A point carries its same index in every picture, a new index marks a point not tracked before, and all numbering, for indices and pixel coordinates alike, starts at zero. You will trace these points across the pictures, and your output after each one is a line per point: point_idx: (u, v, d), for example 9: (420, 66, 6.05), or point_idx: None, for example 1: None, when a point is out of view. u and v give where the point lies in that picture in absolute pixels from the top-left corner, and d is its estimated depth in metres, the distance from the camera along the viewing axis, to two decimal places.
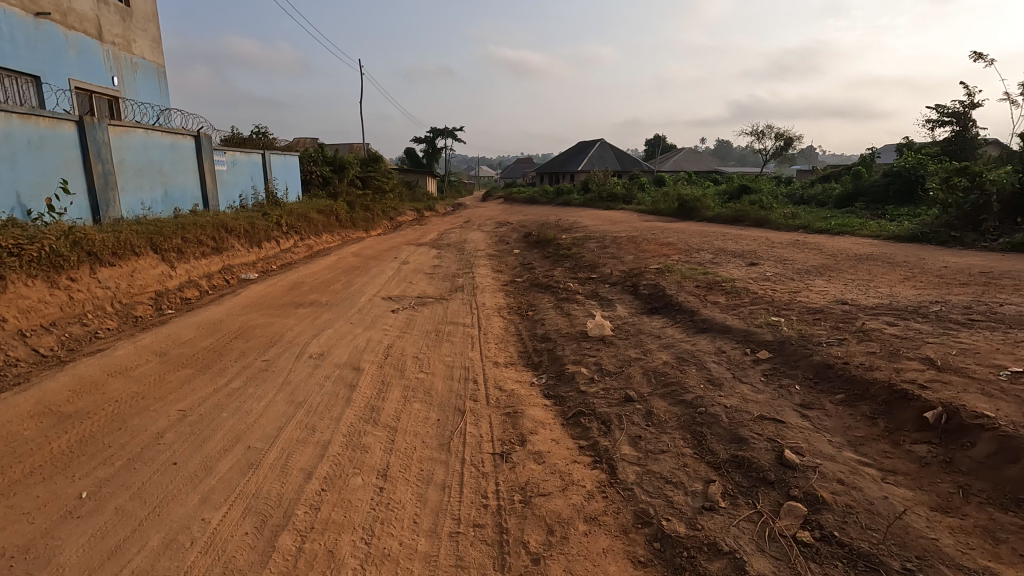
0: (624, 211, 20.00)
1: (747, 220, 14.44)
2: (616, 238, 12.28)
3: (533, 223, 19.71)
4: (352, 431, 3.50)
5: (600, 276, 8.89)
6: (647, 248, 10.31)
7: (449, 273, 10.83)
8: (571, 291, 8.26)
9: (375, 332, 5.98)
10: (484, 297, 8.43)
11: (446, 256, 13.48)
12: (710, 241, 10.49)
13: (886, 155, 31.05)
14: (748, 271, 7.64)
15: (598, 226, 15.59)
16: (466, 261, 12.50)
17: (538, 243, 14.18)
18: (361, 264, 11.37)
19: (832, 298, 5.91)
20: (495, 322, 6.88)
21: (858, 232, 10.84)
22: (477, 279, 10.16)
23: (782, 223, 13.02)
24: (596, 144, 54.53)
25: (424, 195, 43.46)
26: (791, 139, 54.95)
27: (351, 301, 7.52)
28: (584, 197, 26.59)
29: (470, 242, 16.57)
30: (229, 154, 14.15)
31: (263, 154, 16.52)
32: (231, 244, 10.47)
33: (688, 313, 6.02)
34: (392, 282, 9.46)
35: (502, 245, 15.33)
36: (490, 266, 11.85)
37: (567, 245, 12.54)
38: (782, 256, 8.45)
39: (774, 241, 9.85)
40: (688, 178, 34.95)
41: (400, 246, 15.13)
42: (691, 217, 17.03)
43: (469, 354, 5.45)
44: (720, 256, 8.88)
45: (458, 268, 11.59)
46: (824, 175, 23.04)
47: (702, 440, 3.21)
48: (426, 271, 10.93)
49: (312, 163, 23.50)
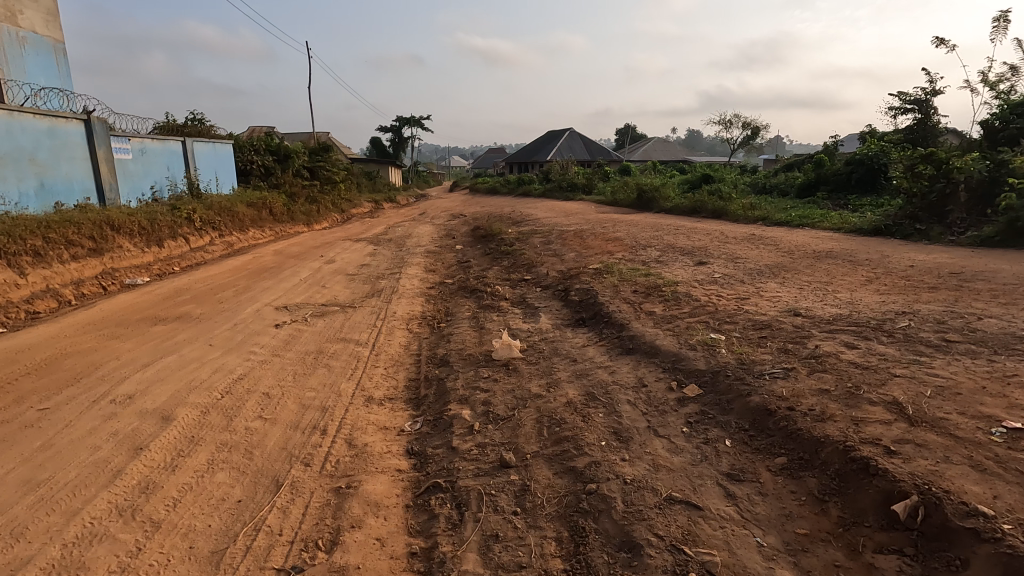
0: (583, 202, 19.08)
1: (705, 211, 13.61)
2: (563, 232, 11.29)
3: (486, 216, 18.58)
4: (81, 539, 2.40)
5: (533, 278, 7.89)
6: (591, 245, 9.33)
7: (373, 274, 9.68)
8: (498, 296, 7.23)
9: (232, 357, 4.84)
10: (399, 304, 7.33)
11: (380, 254, 12.28)
12: (661, 235, 9.58)
13: (850, 143, 30.77)
14: (694, 272, 6.70)
15: (550, 219, 14.59)
16: (400, 260, 11.36)
17: (482, 238, 13.10)
18: (276, 265, 10.16)
19: (783, 308, 5.00)
20: (396, 338, 5.80)
21: (818, 225, 10.06)
22: (402, 280, 9.06)
23: (740, 214, 12.21)
24: (564, 133, 53.60)
25: (384, 186, 41.85)
26: (757, 129, 54.90)
27: (230, 313, 6.34)
28: (544, 188, 25.53)
29: (415, 237, 15.40)
30: (137, 141, 12.65)
31: (183, 142, 15.00)
32: (118, 243, 9.13)
33: (616, 328, 5.05)
34: (300, 286, 8.28)
35: (447, 240, 14.22)
36: (424, 264, 10.73)
37: (510, 241, 11.50)
38: (734, 253, 7.56)
39: (729, 236, 8.98)
40: (653, 168, 34.20)
41: (335, 242, 13.91)
42: (649, 208, 16.19)
43: (340, 387, 4.36)
44: (667, 254, 7.94)
45: (387, 267, 10.44)
46: (788, 164, 22.42)
47: (580, 545, 2.23)
48: (348, 272, 9.75)
49: (253, 152, 21.93)
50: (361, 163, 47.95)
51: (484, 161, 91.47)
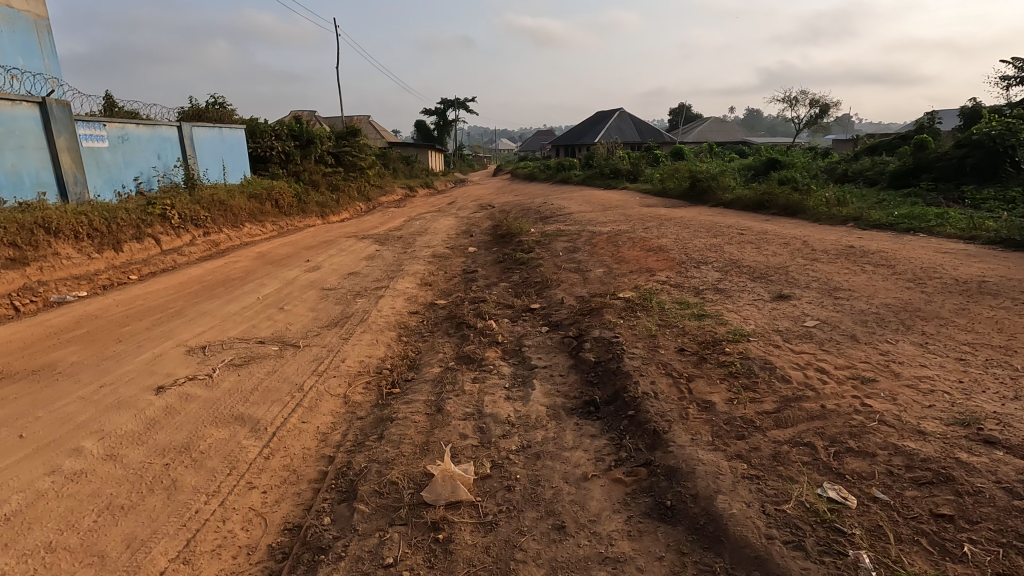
0: (626, 192, 16.78)
1: (774, 206, 11.10)
2: (595, 236, 9.13)
3: (514, 209, 16.49)
4: None
5: (544, 309, 5.85)
6: (625, 257, 7.15)
7: (354, 290, 7.85)
8: (487, 337, 5.24)
9: (27, 472, 3.09)
10: (356, 346, 5.46)
11: (379, 258, 10.48)
12: (720, 244, 7.29)
13: (948, 121, 26.61)
14: (771, 317, 4.50)
15: (584, 215, 12.36)
16: (397, 267, 9.51)
17: (501, 238, 11.08)
18: (248, 273, 8.55)
19: (951, 418, 2.79)
20: (316, 417, 3.90)
21: (938, 231, 7.50)
22: (384, 300, 7.23)
23: (823, 211, 9.64)
24: (613, 114, 50.57)
25: (421, 171, 40.25)
26: (827, 106, 50.09)
27: (111, 362, 4.61)
28: (584, 175, 23.10)
29: (428, 234, 13.53)
30: (116, 126, 11.37)
31: (179, 127, 13.69)
32: (54, 250, 7.69)
33: (646, 440, 2.97)
34: (248, 311, 6.54)
35: (464, 238, 12.35)
36: (422, 274, 8.82)
37: (530, 244, 9.43)
38: (830, 281, 5.25)
39: (816, 248, 6.61)
40: (709, 151, 31.04)
41: (337, 241, 12.27)
42: (703, 201, 13.76)
43: (146, 557, 2.51)
44: (731, 277, 5.69)
45: (375, 278, 8.60)
46: (872, 146, 19.14)
47: None
48: (323, 287, 7.98)
49: (273, 138, 20.66)
50: (399, 148, 46.45)
51: (530, 144, 88.78)
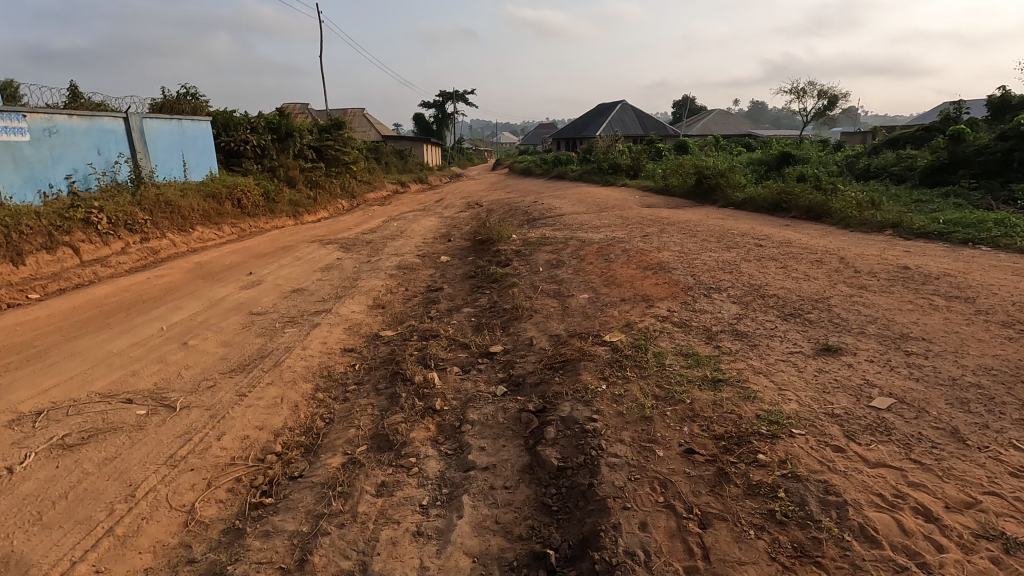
0: (626, 190, 15.35)
1: (793, 207, 9.66)
2: (584, 245, 7.73)
3: (501, 208, 15.05)
4: None
5: (506, 355, 4.46)
6: (617, 278, 5.75)
7: (287, 314, 6.44)
8: (423, 400, 3.85)
9: None
10: (250, 407, 4.08)
11: (337, 269, 9.09)
12: (735, 260, 5.86)
13: (973, 110, 24.97)
14: (818, 388, 3.09)
15: (575, 217, 10.95)
16: (353, 281, 8.12)
17: (479, 246, 9.67)
18: (168, 291, 7.18)
19: None
20: (124, 560, 2.54)
21: (1004, 243, 6.04)
22: (318, 331, 5.86)
23: (853, 215, 8.20)
24: (615, 106, 48.94)
25: (415, 166, 38.69)
26: (836, 96, 48.35)
27: None
28: (581, 170, 21.60)
29: (403, 238, 12.11)
30: (41, 117, 10.00)
31: (126, 118, 12.29)
32: None
33: None
34: (137, 350, 5.18)
35: (440, 244, 10.95)
36: (377, 292, 7.42)
37: (508, 255, 8.02)
38: (892, 323, 3.83)
39: (859, 268, 5.19)
40: (714, 145, 29.47)
41: (297, 247, 10.89)
42: (710, 200, 12.32)
43: None
44: (753, 313, 4.27)
45: (319, 298, 7.21)
46: (891, 138, 17.60)
47: None
48: (251, 309, 6.59)
49: (247, 131, 19.26)
50: (393, 142, 44.85)
51: (531, 137, 86.98)
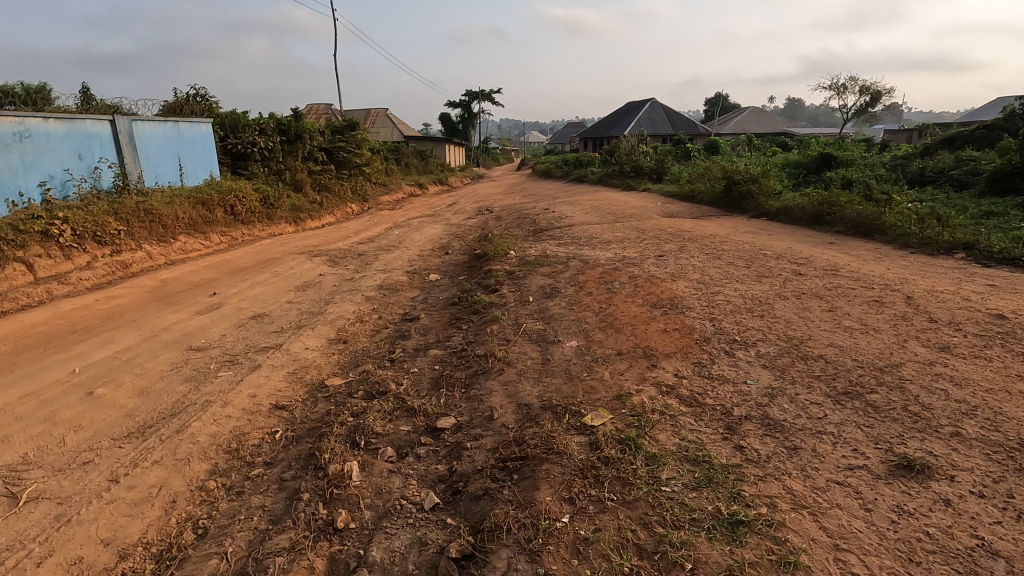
0: (648, 196, 14.10)
1: (837, 220, 8.31)
2: (586, 267, 6.59)
3: (510, 215, 13.97)
4: None
5: (457, 433, 3.39)
6: (616, 318, 4.61)
7: (229, 351, 5.50)
8: (327, 509, 2.82)
9: None
10: (112, 503, 3.11)
11: (313, 288, 8.14)
12: (768, 297, 4.65)
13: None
14: (900, 552, 1.93)
15: (586, 229, 9.80)
16: (323, 305, 7.15)
17: (473, 263, 8.62)
18: (109, 317, 6.33)
19: None
20: None
21: None
22: (255, 376, 4.90)
23: (913, 233, 6.84)
24: (644, 104, 47.31)
25: (435, 166, 37.86)
26: (879, 92, 45.69)
27: None
28: (602, 172, 20.34)
29: (398, 250, 11.14)
30: (11, 120, 9.38)
31: (112, 121, 11.66)
32: None
33: None
34: (28, 404, 4.30)
35: (436, 257, 9.94)
36: (345, 321, 6.43)
37: (499, 277, 6.93)
38: (1000, 418, 2.62)
39: (934, 316, 3.93)
40: (746, 145, 27.78)
41: (281, 260, 10.05)
42: (740, 209, 11.01)
43: None
44: (793, 388, 3.10)
45: (276, 328, 6.25)
46: (947, 137, 15.86)
47: None
48: (190, 344, 5.66)
49: (255, 132, 18.66)
50: (414, 142, 44.14)
51: (558, 137, 85.45)
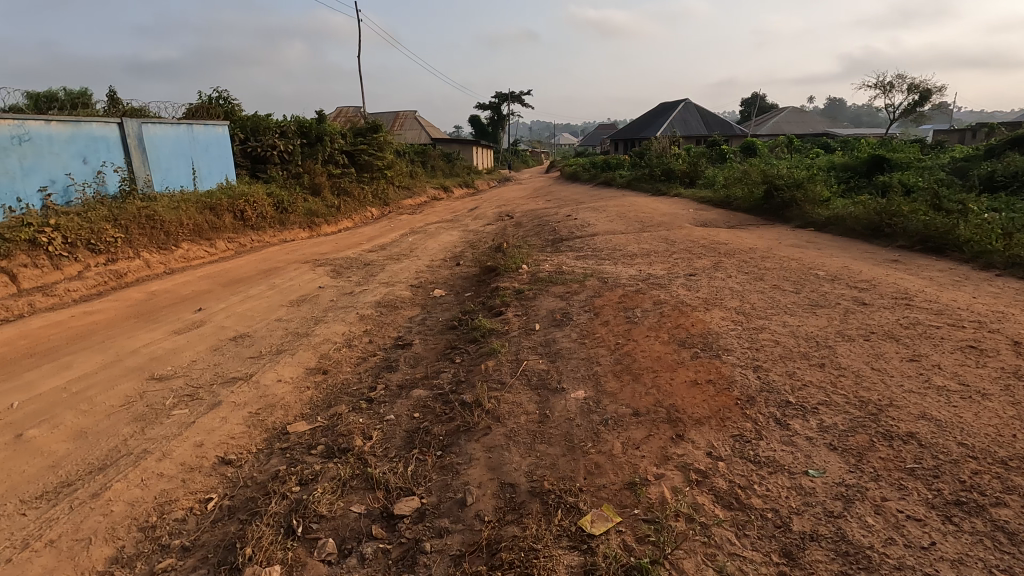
0: (679, 201, 13.11)
1: (898, 233, 7.23)
2: (605, 288, 5.73)
3: (531, 221, 13.16)
4: None
5: (418, 524, 2.59)
6: (634, 361, 3.75)
7: (192, 383, 4.83)
8: None
9: None
10: None
11: (308, 304, 7.47)
12: (827, 337, 3.71)
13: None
14: None
15: (610, 239, 8.91)
16: (312, 324, 6.48)
17: (482, 277, 7.83)
18: (77, 338, 5.77)
19: None
20: None
21: None
22: (210, 418, 4.21)
23: (997, 251, 5.75)
24: (677, 105, 45.88)
25: (462, 168, 37.32)
26: (930, 90, 43.21)
27: None
28: (631, 176, 19.31)
29: (408, 259, 10.45)
30: (10, 123, 9.05)
31: (121, 124, 11.32)
32: None
33: None
34: None
35: (446, 269, 9.20)
36: (330, 345, 5.72)
37: (507, 296, 6.13)
38: None
39: None
40: (786, 146, 26.33)
41: (283, 270, 9.47)
42: (782, 218, 9.95)
43: None
44: (877, 492, 2.20)
45: (252, 353, 5.57)
46: (1015, 137, 14.37)
47: None
48: (152, 372, 5.02)
49: (275, 135, 18.34)
50: (441, 144, 43.69)
51: (588, 139, 84.16)
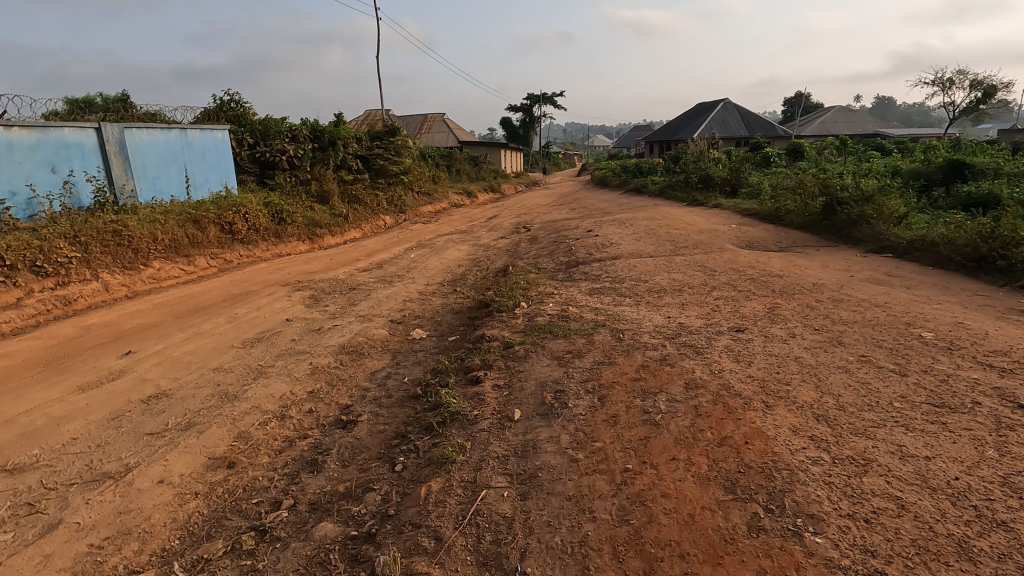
0: (719, 214, 11.43)
1: (1017, 269, 5.47)
2: (619, 348, 4.22)
3: (548, 235, 11.68)
4: None
5: None
6: (650, 522, 2.25)
7: (45, 483, 3.55)
8: None
9: None
10: None
11: (262, 346, 6.19)
12: (992, 498, 2.13)
13: None
14: None
15: (634, 266, 7.36)
16: (251, 379, 5.19)
17: (474, 314, 6.42)
18: None
19: None
20: None
21: None
22: (30, 554, 2.91)
23: None
24: (717, 105, 43.52)
25: (489, 173, 35.97)
26: (996, 86, 39.70)
27: None
28: (664, 182, 17.58)
29: (401, 282, 9.13)
30: None
31: (99, 129, 10.38)
32: None
33: None
34: None
35: (439, 297, 7.83)
36: (256, 418, 4.39)
37: (490, 353, 4.68)
38: None
39: None
40: (837, 149, 24.08)
41: (255, 295, 8.27)
42: (847, 238, 8.20)
43: None
44: None
45: (153, 428, 4.27)
46: None
47: None
48: (6, 461, 3.78)
49: (284, 138, 17.38)
50: (469, 147, 42.49)
51: (623, 138, 81.79)
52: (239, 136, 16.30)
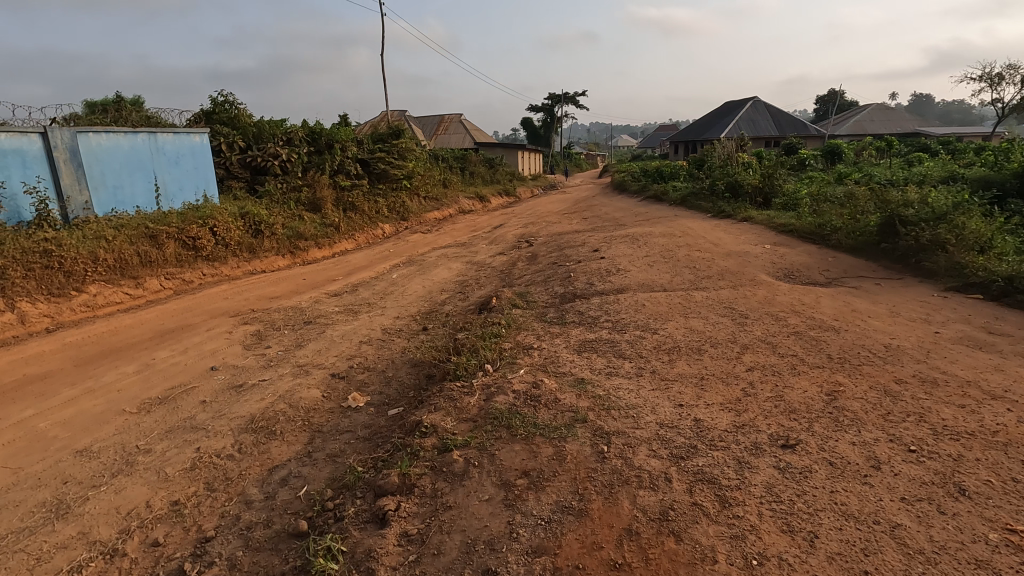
0: (750, 230, 9.77)
1: None
2: (598, 478, 2.71)
3: (550, 254, 10.16)
4: None
5: None
6: None
7: None
8: None
9: None
10: None
11: (158, 413, 4.85)
12: None
13: None
14: None
15: (641, 305, 5.81)
16: (109, 475, 3.84)
17: (430, 373, 4.96)
18: None
19: None
20: None
21: None
22: None
23: None
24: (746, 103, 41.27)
25: (504, 175, 34.51)
26: None
27: None
28: (688, 189, 15.89)
29: (369, 313, 7.73)
30: None
31: (44, 134, 9.29)
32: None
33: None
34: None
35: (402, 339, 6.40)
36: (69, 560, 3.02)
37: (418, 461, 3.23)
38: None
39: None
40: (879, 150, 21.90)
41: (192, 330, 6.99)
42: (914, 269, 6.51)
43: None
44: None
45: None
46: None
47: None
48: None
49: (275, 140, 16.22)
50: (486, 148, 41.18)
51: (648, 138, 79.44)
52: (228, 140, 15.20)
